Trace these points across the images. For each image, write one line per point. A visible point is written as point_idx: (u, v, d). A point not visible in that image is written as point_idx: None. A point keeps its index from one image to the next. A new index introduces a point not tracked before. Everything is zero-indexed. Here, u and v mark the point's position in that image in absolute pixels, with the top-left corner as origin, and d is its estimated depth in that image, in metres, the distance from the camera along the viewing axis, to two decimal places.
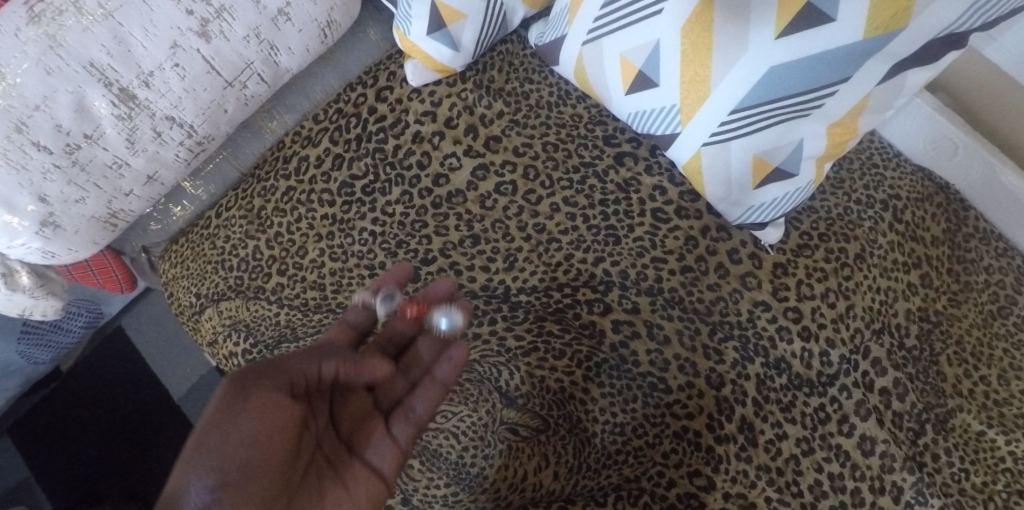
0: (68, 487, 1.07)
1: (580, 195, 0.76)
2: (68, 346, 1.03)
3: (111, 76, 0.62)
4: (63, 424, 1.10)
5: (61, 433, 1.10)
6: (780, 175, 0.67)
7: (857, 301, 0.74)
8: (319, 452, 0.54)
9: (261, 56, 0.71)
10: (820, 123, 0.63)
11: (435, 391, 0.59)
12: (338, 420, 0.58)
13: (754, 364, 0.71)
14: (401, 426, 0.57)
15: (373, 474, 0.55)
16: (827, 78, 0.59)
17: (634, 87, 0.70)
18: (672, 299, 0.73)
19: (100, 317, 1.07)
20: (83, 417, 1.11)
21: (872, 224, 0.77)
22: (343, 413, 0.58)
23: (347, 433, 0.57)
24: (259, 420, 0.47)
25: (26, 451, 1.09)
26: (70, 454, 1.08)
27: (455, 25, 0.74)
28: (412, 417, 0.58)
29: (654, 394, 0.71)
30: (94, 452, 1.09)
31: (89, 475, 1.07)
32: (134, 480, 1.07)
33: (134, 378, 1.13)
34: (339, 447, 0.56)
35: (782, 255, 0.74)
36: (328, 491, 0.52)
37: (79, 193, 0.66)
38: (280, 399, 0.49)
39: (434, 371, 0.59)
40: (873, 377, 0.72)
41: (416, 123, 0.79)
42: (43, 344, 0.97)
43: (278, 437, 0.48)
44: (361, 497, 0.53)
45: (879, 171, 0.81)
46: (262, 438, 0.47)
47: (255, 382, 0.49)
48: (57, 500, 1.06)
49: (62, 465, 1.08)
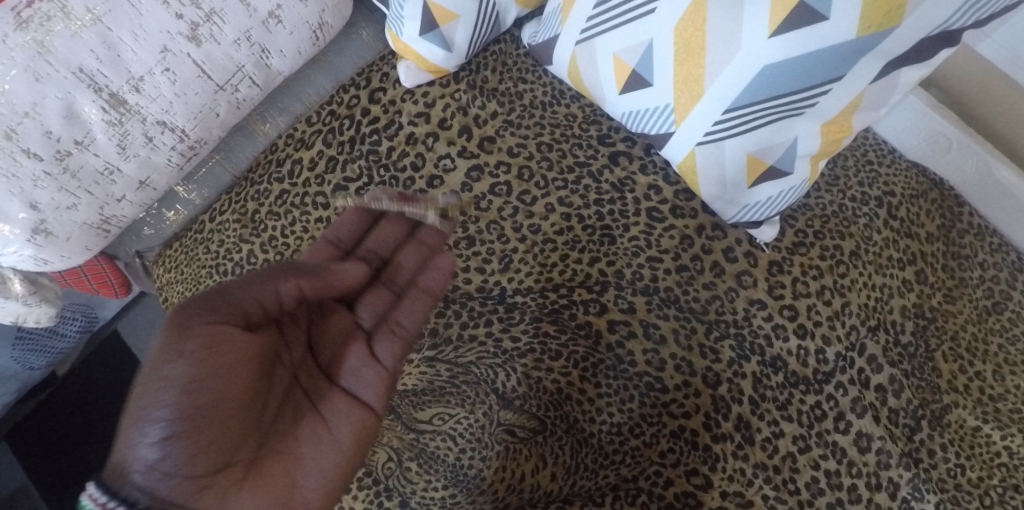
0: (65, 494, 1.07)
1: (575, 195, 0.76)
2: (64, 351, 1.03)
3: (100, 81, 0.61)
4: (58, 429, 1.10)
5: (59, 439, 1.09)
6: (774, 174, 0.67)
7: (853, 298, 0.74)
8: (296, 385, 0.54)
9: (252, 59, 0.71)
10: (813, 122, 0.63)
11: (423, 300, 0.61)
12: (317, 348, 0.57)
13: (750, 362, 0.71)
14: (387, 342, 0.58)
15: (356, 401, 0.55)
16: (821, 76, 0.59)
17: (628, 87, 0.70)
18: (668, 298, 0.73)
19: (96, 322, 1.07)
20: (80, 423, 1.10)
21: (866, 221, 0.77)
22: (322, 341, 0.58)
23: (326, 361, 0.57)
24: (202, 361, 0.47)
25: (21, 457, 1.08)
26: (68, 460, 1.08)
27: (448, 26, 0.74)
28: (400, 331, 0.59)
29: (650, 394, 0.71)
30: (92, 457, 1.08)
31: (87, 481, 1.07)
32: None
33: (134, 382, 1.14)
34: (317, 377, 0.56)
35: (777, 253, 0.74)
36: (303, 425, 0.53)
37: (70, 200, 0.66)
38: (231, 335, 0.49)
39: (423, 282, 0.62)
40: (869, 374, 0.72)
41: (409, 125, 0.78)
42: (38, 349, 0.97)
43: (234, 375, 0.48)
44: (339, 427, 0.54)
45: (873, 168, 0.81)
46: (210, 379, 0.47)
47: (198, 319, 0.48)
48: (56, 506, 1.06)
49: (58, 471, 1.08)
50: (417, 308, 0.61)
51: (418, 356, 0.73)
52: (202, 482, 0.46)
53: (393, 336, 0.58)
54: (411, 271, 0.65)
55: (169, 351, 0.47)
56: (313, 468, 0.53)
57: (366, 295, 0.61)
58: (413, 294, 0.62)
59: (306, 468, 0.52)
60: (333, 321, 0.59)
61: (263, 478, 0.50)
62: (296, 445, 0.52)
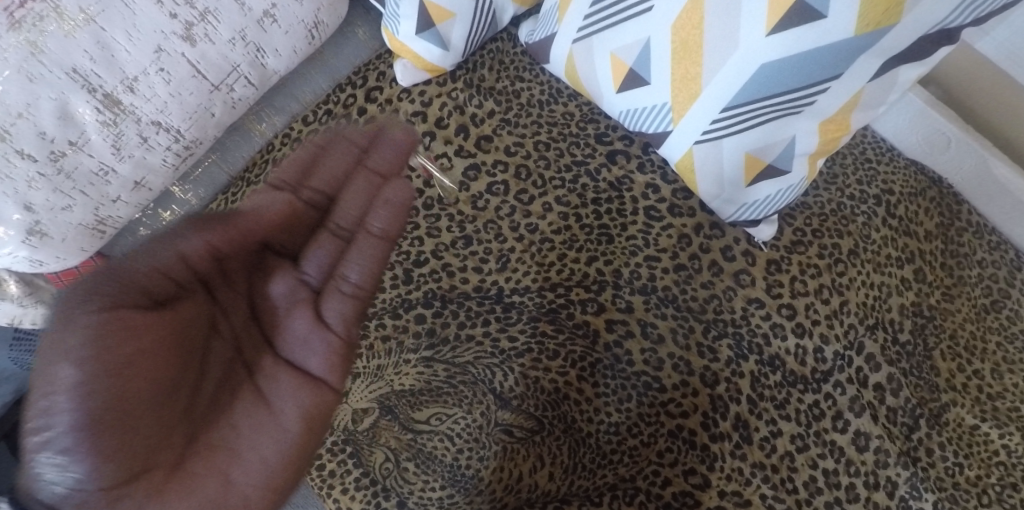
0: None
1: (573, 194, 0.76)
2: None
3: (95, 82, 0.61)
4: None
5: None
6: (772, 172, 0.67)
7: (851, 297, 0.74)
8: (237, 364, 0.50)
9: (247, 59, 0.70)
10: (811, 120, 0.63)
11: (372, 246, 0.52)
12: (259, 312, 0.52)
13: (748, 361, 0.71)
14: (338, 300, 0.51)
15: (303, 375, 0.50)
16: (818, 75, 0.58)
17: (626, 86, 0.70)
18: (666, 297, 0.73)
19: None
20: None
21: (864, 219, 0.77)
22: (264, 304, 0.52)
23: (269, 330, 0.52)
24: (98, 354, 0.41)
25: None
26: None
27: (444, 24, 0.73)
28: (350, 289, 0.51)
29: (648, 393, 0.70)
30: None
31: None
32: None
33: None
34: (261, 350, 0.51)
35: (775, 252, 0.74)
36: (241, 408, 0.48)
37: (65, 201, 0.65)
38: (129, 317, 0.42)
39: (370, 226, 0.52)
40: (867, 373, 0.72)
41: (406, 124, 0.78)
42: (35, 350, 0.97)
43: (143, 359, 0.42)
44: (284, 410, 0.49)
45: (872, 166, 0.81)
46: (110, 373, 0.41)
47: (82, 307, 0.41)
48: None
49: None
50: (369, 258, 0.52)
51: (416, 355, 0.73)
52: (117, 488, 0.41)
53: (342, 292, 0.51)
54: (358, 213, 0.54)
55: (54, 347, 0.40)
56: (254, 461, 0.47)
57: (311, 243, 0.54)
58: (360, 240, 0.52)
59: (247, 460, 0.47)
60: (270, 281, 0.52)
61: (196, 472, 0.45)
62: (233, 432, 0.47)
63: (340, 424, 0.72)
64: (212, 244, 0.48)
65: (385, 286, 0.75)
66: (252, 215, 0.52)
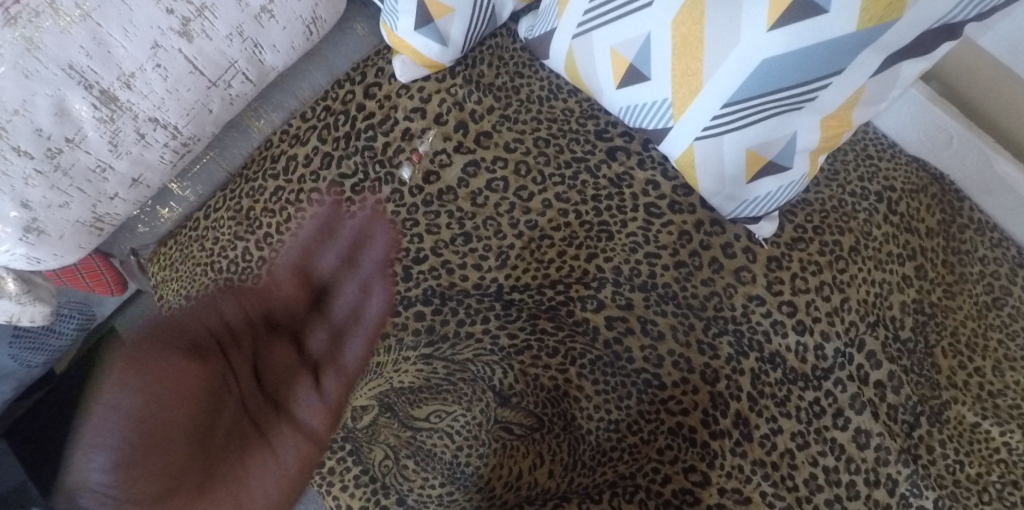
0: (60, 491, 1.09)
1: (572, 190, 0.75)
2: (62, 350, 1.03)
3: (91, 78, 0.61)
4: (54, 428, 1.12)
5: (59, 435, 1.10)
6: (773, 169, 0.66)
7: (852, 294, 0.73)
8: (243, 414, 0.56)
9: (245, 55, 0.70)
10: (813, 115, 0.62)
11: (361, 343, 0.67)
12: (262, 373, 0.61)
13: (748, 358, 0.71)
14: (332, 377, 0.62)
15: (303, 432, 0.58)
16: (820, 70, 0.58)
17: (626, 81, 0.69)
18: (666, 294, 0.72)
19: (93, 319, 1.07)
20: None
21: (865, 216, 0.77)
22: (269, 367, 0.62)
23: (271, 390, 0.59)
24: (138, 382, 0.51)
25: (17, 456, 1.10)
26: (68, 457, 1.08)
27: (443, 20, 0.73)
28: (343, 369, 0.64)
29: (648, 391, 0.70)
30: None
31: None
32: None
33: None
34: (263, 406, 0.58)
35: (776, 248, 0.74)
36: (251, 451, 0.54)
37: (62, 198, 0.65)
38: (165, 365, 0.54)
39: (366, 316, 0.70)
40: (868, 370, 0.72)
41: (405, 120, 0.78)
42: (35, 346, 0.97)
43: (183, 402, 0.53)
44: (286, 453, 0.56)
45: (873, 162, 0.80)
46: (163, 404, 0.52)
47: (152, 358, 0.54)
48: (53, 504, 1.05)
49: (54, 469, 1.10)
50: (361, 350, 0.67)
51: (416, 353, 0.73)
52: (153, 505, 0.49)
53: (337, 371, 0.63)
54: (344, 317, 0.68)
55: (104, 396, 0.51)
56: (257, 494, 0.53)
57: (310, 335, 0.65)
58: (353, 334, 0.67)
59: (253, 495, 0.53)
60: (271, 347, 0.63)
61: (213, 502, 0.51)
62: (246, 473, 0.53)
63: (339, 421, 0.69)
64: (243, 314, 0.68)
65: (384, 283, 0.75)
66: (272, 302, 0.70)
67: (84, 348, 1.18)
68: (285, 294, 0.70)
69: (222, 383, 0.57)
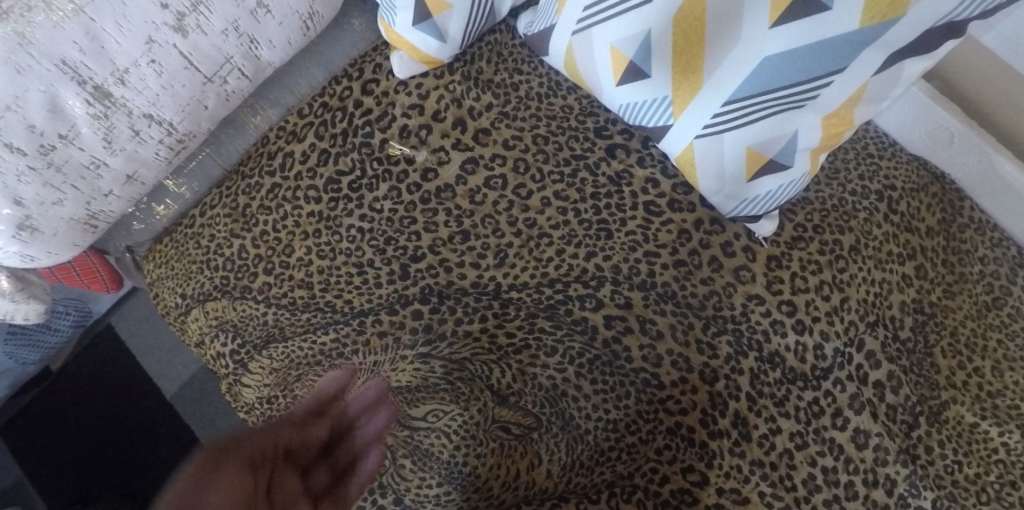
0: (64, 485, 1.13)
1: (571, 188, 0.75)
2: (57, 346, 1.02)
3: (84, 74, 0.60)
4: (59, 423, 1.15)
5: (55, 432, 1.15)
6: (774, 167, 0.66)
7: (852, 293, 0.73)
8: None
9: (241, 50, 0.69)
10: (814, 114, 0.62)
11: (356, 487, 0.68)
12: (275, 500, 0.60)
13: (747, 358, 0.71)
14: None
15: None
16: (822, 68, 0.57)
17: (625, 78, 0.68)
18: (666, 293, 0.72)
19: (90, 316, 1.07)
20: (76, 416, 1.15)
21: (866, 215, 0.77)
22: (280, 491, 0.61)
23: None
24: (220, 492, 0.56)
25: (23, 449, 1.14)
26: (66, 454, 1.14)
27: (441, 15, 0.72)
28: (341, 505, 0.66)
29: (647, 390, 0.70)
30: (88, 450, 1.14)
31: (86, 473, 1.13)
32: (132, 477, 1.13)
33: (131, 375, 1.17)
34: None
35: (776, 247, 0.73)
36: None
37: (56, 196, 0.65)
38: (229, 480, 0.57)
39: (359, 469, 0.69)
40: (867, 370, 0.72)
41: (403, 117, 0.77)
42: (29, 343, 0.96)
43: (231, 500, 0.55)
44: None
45: (874, 161, 0.80)
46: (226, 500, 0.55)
47: (221, 466, 0.58)
48: (55, 498, 1.12)
49: (58, 462, 1.13)
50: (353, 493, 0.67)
51: (413, 351, 0.72)
52: None
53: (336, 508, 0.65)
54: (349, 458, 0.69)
55: (198, 488, 0.56)
56: None
57: (315, 470, 0.65)
58: (349, 481, 0.68)
59: None
60: (292, 476, 0.63)
61: None
62: None
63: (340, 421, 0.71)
64: (272, 443, 0.64)
65: (381, 282, 0.74)
66: (279, 430, 0.66)
67: (82, 344, 1.19)
68: (308, 428, 0.68)
69: (258, 493, 0.58)
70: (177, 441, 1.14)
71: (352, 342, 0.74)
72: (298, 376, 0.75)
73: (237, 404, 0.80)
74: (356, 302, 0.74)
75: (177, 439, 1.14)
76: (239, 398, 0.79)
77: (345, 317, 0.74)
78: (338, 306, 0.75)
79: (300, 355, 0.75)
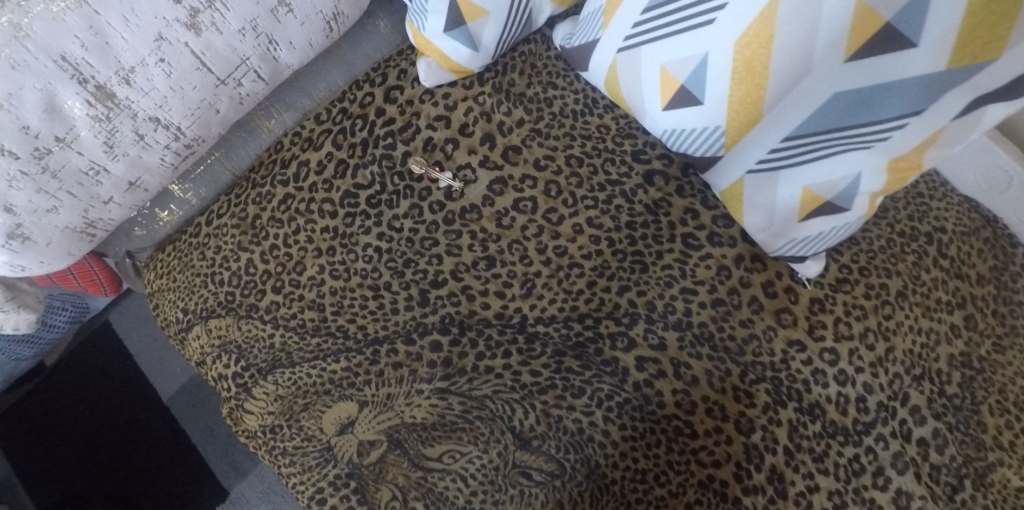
0: (52, 486, 1.07)
1: (606, 216, 0.69)
2: (52, 341, 0.97)
3: (86, 72, 0.54)
4: (46, 422, 1.10)
5: (44, 431, 1.09)
6: (829, 209, 0.60)
7: (898, 343, 0.69)
8: None
9: (258, 51, 0.63)
10: (880, 157, 0.56)
11: None
12: None
13: (787, 408, 0.66)
14: None
15: None
16: (898, 109, 0.52)
17: (673, 104, 0.62)
18: (702, 335, 0.67)
19: (87, 312, 1.01)
20: (67, 416, 1.10)
21: (915, 259, 0.72)
22: None
23: None
24: None
25: (10, 448, 1.08)
26: (55, 455, 1.08)
27: (475, 23, 0.66)
28: None
29: (678, 439, 0.66)
30: (78, 451, 1.09)
31: (74, 476, 1.08)
32: (122, 481, 1.08)
33: (126, 375, 1.12)
34: None
35: (819, 289, 0.69)
36: None
37: (50, 203, 0.59)
38: None
39: None
40: (911, 426, 0.68)
41: (427, 129, 0.72)
42: (26, 341, 0.91)
43: None
44: None
45: (925, 201, 0.75)
46: None
47: None
48: (40, 501, 1.06)
49: (45, 463, 1.08)
50: None
51: (430, 386, 0.68)
52: None
53: None
54: None
55: None
56: None
57: None
58: None
59: None
60: None
61: None
62: None
63: (345, 456, 0.69)
64: None
65: (398, 307, 0.70)
66: None
67: (75, 340, 1.14)
68: None
69: None
70: (173, 445, 1.10)
71: (363, 371, 0.69)
72: (304, 407, 0.70)
73: (239, 428, 0.75)
74: (371, 328, 0.70)
75: (173, 443, 1.10)
76: (241, 423, 0.74)
77: (358, 345, 0.70)
78: (350, 331, 0.70)
79: (308, 382, 0.70)
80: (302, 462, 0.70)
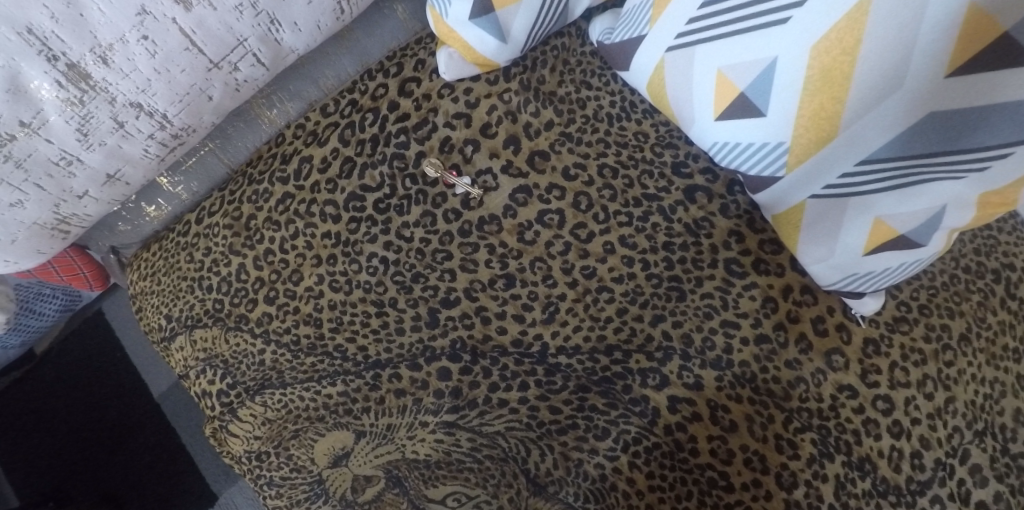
0: (37, 477, 1.01)
1: (640, 234, 0.62)
2: (43, 330, 0.89)
3: (55, 47, 0.47)
4: (32, 411, 1.03)
5: (29, 420, 1.02)
6: (902, 244, 0.53)
7: (959, 394, 0.61)
8: None
9: (258, 31, 0.56)
10: (973, 189, 0.48)
11: None
12: None
13: (833, 463, 0.59)
14: None
15: None
16: (1005, 135, 0.44)
17: (728, 113, 0.54)
18: (742, 375, 0.60)
19: (79, 301, 0.93)
20: (54, 405, 1.03)
21: (981, 298, 0.64)
22: None
23: None
24: None
25: None
26: (40, 447, 1.02)
27: (505, 10, 0.58)
28: None
29: (712, 492, 0.60)
30: (65, 443, 1.02)
31: (59, 468, 1.01)
32: (109, 477, 1.01)
33: (115, 367, 1.05)
34: None
35: (874, 328, 0.60)
36: None
37: (15, 196, 0.53)
38: None
39: None
40: (970, 487, 0.60)
41: (445, 127, 0.64)
42: (11, 330, 0.82)
43: None
44: None
45: (992, 233, 0.67)
46: None
47: None
48: (25, 497, 1.00)
49: (31, 453, 1.02)
50: None
51: (436, 419, 0.64)
52: None
53: None
54: None
55: None
56: None
57: None
58: None
59: None
60: None
61: None
62: None
63: (338, 491, 0.67)
64: None
65: (404, 327, 0.64)
66: None
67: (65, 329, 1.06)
68: None
69: None
70: (163, 445, 1.03)
71: (362, 398, 0.64)
72: (293, 434, 0.66)
73: (223, 450, 0.69)
74: (372, 351, 0.64)
75: (162, 442, 1.03)
76: (226, 445, 0.69)
77: (356, 368, 0.64)
78: (349, 353, 0.64)
79: (299, 407, 0.66)
80: (290, 494, 0.68)
